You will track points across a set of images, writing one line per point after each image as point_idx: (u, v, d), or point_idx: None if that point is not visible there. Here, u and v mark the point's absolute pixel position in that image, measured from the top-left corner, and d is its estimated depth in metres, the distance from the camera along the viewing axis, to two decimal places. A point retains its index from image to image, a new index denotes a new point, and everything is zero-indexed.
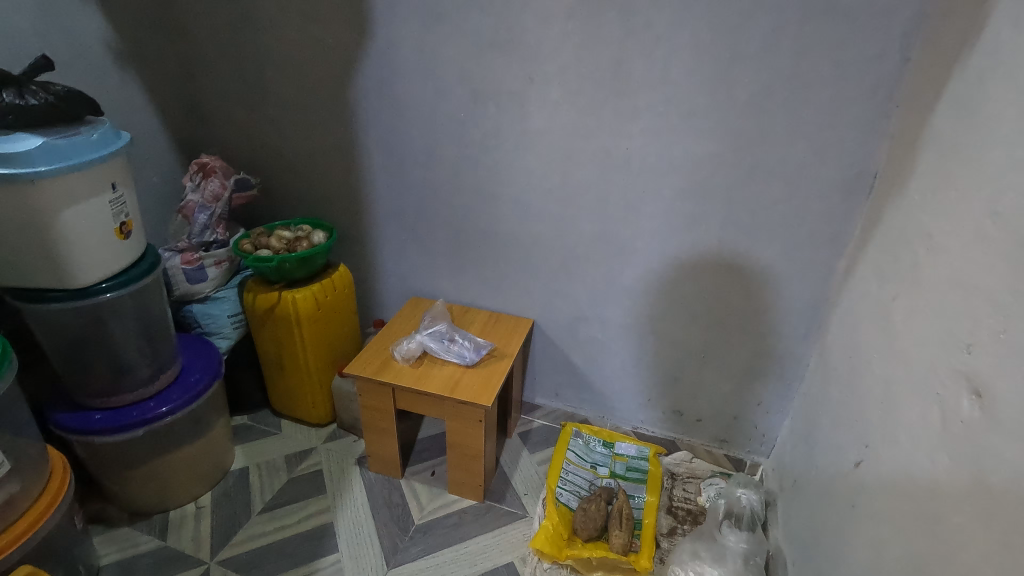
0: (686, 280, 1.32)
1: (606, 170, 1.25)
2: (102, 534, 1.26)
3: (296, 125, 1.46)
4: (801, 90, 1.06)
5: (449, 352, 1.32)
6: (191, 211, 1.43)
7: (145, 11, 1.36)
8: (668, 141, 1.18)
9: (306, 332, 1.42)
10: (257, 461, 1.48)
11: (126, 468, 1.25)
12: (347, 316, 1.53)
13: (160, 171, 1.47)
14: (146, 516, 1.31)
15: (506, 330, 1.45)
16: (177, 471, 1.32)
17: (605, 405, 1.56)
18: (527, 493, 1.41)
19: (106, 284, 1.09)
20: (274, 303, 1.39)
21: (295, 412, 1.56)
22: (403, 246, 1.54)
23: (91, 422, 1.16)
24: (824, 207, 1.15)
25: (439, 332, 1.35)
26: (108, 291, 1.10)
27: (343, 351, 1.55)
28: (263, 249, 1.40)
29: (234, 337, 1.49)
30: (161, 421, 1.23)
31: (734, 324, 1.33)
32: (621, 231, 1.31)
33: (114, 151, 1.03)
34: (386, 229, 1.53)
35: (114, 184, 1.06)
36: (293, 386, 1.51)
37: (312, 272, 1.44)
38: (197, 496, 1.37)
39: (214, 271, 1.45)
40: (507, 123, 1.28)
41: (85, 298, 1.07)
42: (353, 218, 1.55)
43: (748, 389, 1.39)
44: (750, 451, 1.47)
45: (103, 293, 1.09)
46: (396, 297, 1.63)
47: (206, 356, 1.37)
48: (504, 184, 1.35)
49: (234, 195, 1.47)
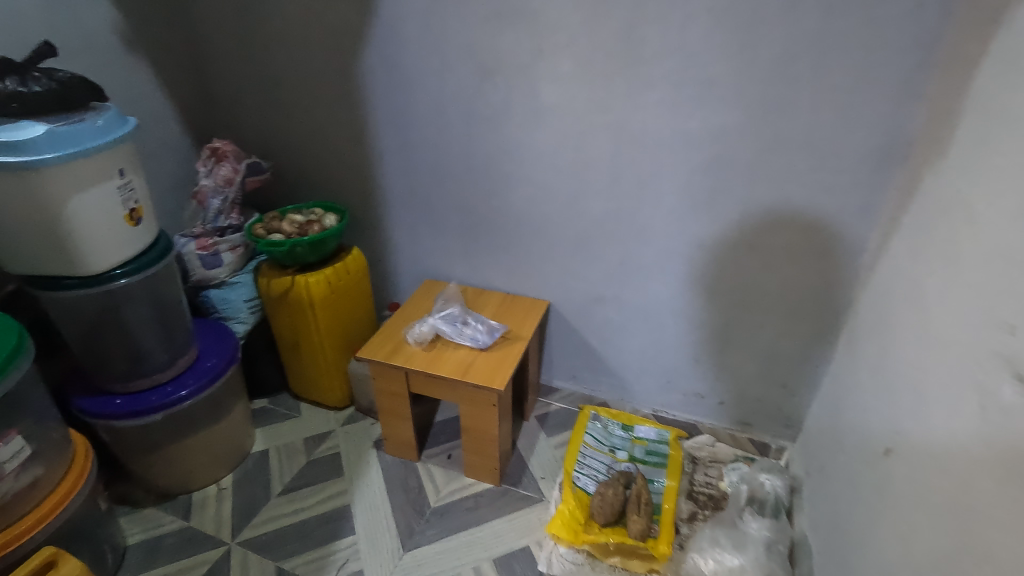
0: (706, 259, 1.26)
1: (620, 145, 1.20)
2: (128, 515, 1.29)
3: (305, 107, 1.44)
4: (830, 52, 0.99)
5: (462, 335, 1.30)
6: (204, 196, 1.43)
7: None
8: (686, 112, 1.12)
9: (320, 316, 1.42)
10: (277, 443, 1.49)
11: (148, 452, 1.28)
12: (361, 300, 1.52)
13: (174, 156, 1.46)
14: (169, 497, 1.34)
15: (521, 312, 1.42)
16: (198, 454, 1.34)
17: (623, 388, 1.53)
18: (544, 477, 1.39)
19: (121, 270, 1.11)
20: (287, 287, 1.39)
21: (313, 395, 1.57)
22: (416, 227, 1.52)
23: (112, 407, 1.19)
24: (854, 179, 1.07)
25: (452, 315, 1.33)
26: (123, 278, 1.11)
27: (358, 335, 1.55)
28: (275, 234, 1.39)
29: (251, 322, 1.49)
30: (178, 406, 1.24)
31: (757, 304, 1.27)
32: (637, 209, 1.26)
33: (119, 137, 1.03)
34: (397, 211, 1.51)
35: (121, 170, 1.05)
36: (310, 370, 1.52)
37: (325, 256, 1.43)
38: (219, 478, 1.39)
39: (230, 256, 1.44)
40: (517, 98, 1.23)
41: (100, 284, 1.09)
42: (364, 200, 1.53)
43: (773, 371, 1.34)
44: (775, 434, 1.42)
45: (118, 279, 1.11)
46: (410, 280, 1.62)
47: (222, 342, 1.38)
48: (516, 162, 1.31)
49: (246, 180, 1.47)
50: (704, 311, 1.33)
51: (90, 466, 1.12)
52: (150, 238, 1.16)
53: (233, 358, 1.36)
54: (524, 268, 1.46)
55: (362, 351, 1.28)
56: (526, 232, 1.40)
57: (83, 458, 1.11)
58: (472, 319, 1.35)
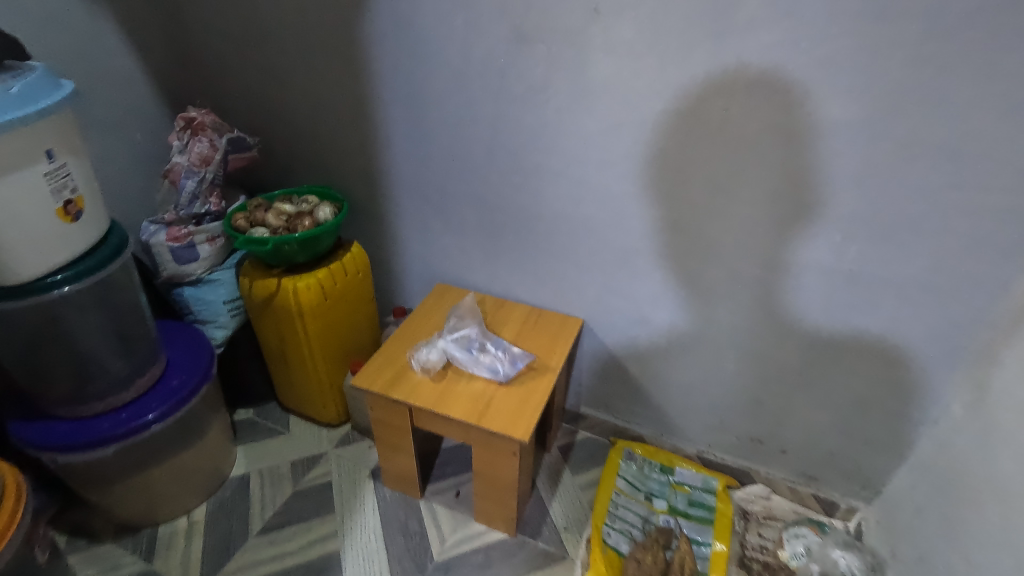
0: (788, 287, 1.01)
1: (691, 139, 0.94)
2: (82, 552, 1.11)
3: (298, 71, 1.18)
4: (1010, 26, 0.71)
5: (478, 364, 1.07)
6: (177, 176, 1.19)
7: None
8: (786, 101, 0.85)
9: (311, 326, 1.20)
10: (259, 467, 1.30)
11: (103, 485, 1.08)
12: (360, 306, 1.29)
13: (143, 126, 1.22)
14: (131, 531, 1.15)
15: (549, 333, 1.18)
16: (164, 484, 1.15)
17: (664, 423, 1.30)
18: (568, 527, 1.18)
19: (60, 276, 0.89)
20: (272, 292, 1.16)
21: (304, 410, 1.37)
22: (428, 222, 1.27)
23: (55, 437, 0.98)
24: (1012, 201, 0.80)
25: (467, 338, 1.10)
26: (64, 285, 0.89)
27: (357, 345, 1.33)
28: (258, 228, 1.15)
29: (232, 326, 1.28)
30: (139, 435, 1.04)
31: (848, 345, 1.02)
32: (704, 220, 1.00)
33: (46, 109, 0.79)
34: (407, 202, 1.26)
35: (49, 151, 0.81)
36: (299, 384, 1.31)
37: (317, 255, 1.19)
38: (190, 508, 1.20)
39: (207, 249, 1.22)
40: (561, 73, 0.96)
41: (34, 293, 0.87)
42: (368, 188, 1.28)
43: (855, 423, 1.09)
44: (846, 493, 1.18)
45: (59, 287, 0.89)
46: (419, 282, 1.38)
47: (194, 353, 1.16)
48: (554, 153, 1.05)
49: (227, 157, 1.23)
50: (776, 347, 1.08)
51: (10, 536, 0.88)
52: (97, 235, 0.94)
53: (207, 374, 1.15)
54: (554, 279, 1.21)
55: (357, 379, 1.06)
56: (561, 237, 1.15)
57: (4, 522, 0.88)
58: (491, 343, 1.11)
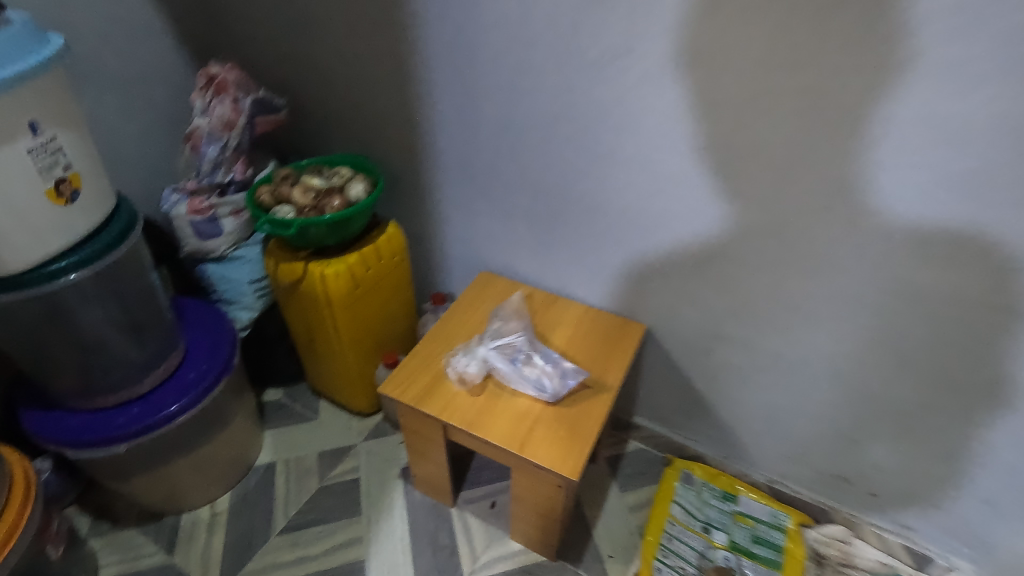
0: (910, 315, 0.81)
1: (809, 127, 0.73)
2: (104, 537, 1.07)
3: (331, 22, 1.02)
4: None
5: (522, 378, 0.92)
6: (198, 141, 1.07)
7: None
8: (953, 83, 0.64)
9: (340, 317, 1.08)
10: (286, 456, 1.22)
11: (121, 477, 1.02)
12: (394, 293, 1.17)
13: (162, 81, 1.10)
14: (153, 518, 1.11)
15: (604, 341, 1.03)
16: (186, 474, 1.09)
17: (729, 445, 1.14)
18: (613, 556, 1.07)
19: (63, 263, 0.79)
20: (298, 277, 1.05)
21: (334, 397, 1.28)
22: (473, 202, 1.12)
23: (65, 431, 0.91)
24: None
25: (512, 346, 0.95)
26: (68, 273, 0.80)
27: (390, 334, 1.21)
28: (283, 205, 1.02)
29: (258, 307, 1.18)
30: (161, 429, 0.95)
31: (980, 390, 0.82)
32: (811, 228, 0.81)
33: (26, 73, 0.66)
34: (450, 179, 1.11)
35: (32, 123, 0.69)
36: (329, 372, 1.21)
37: (348, 237, 1.06)
38: (213, 498, 1.14)
39: (231, 223, 1.11)
40: (646, 35, 0.76)
41: (36, 283, 0.78)
42: (407, 160, 1.13)
43: (972, 478, 0.91)
44: (944, 548, 1.01)
45: (65, 274, 0.80)
46: (461, 267, 1.24)
47: (214, 341, 1.07)
48: (629, 133, 0.86)
49: (253, 120, 1.09)
50: (883, 382, 0.89)
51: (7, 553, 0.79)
52: (98, 220, 0.83)
53: (227, 365, 1.05)
54: (617, 278, 1.04)
55: (387, 386, 0.94)
56: (629, 231, 0.97)
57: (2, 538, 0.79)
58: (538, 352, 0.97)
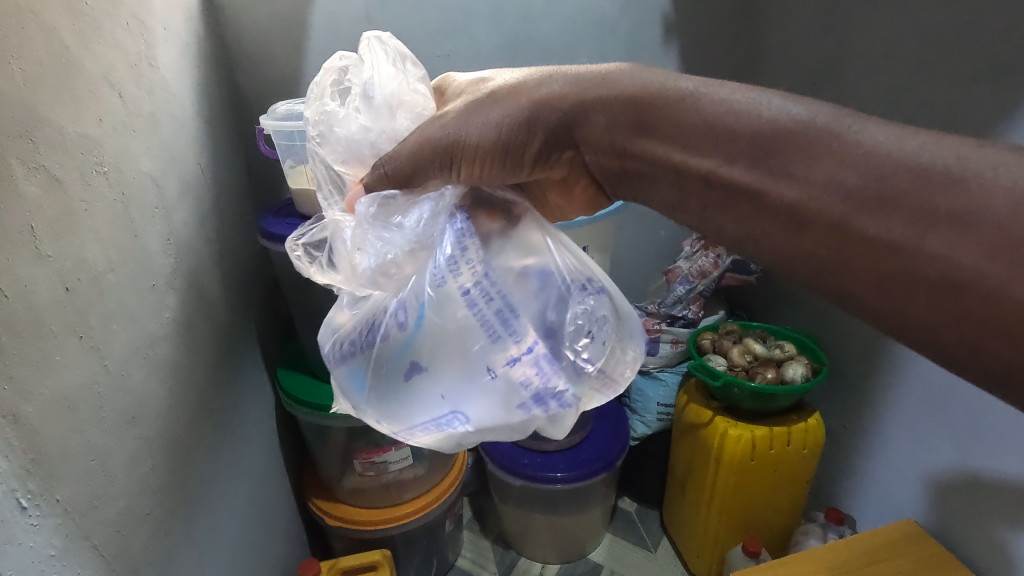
0: None
1: None
2: (472, 534, 1.36)
3: None
4: None
5: (488, 101, 0.47)
6: (674, 278, 1.28)
7: (726, 72, 1.31)
8: None
9: (722, 480, 1.08)
10: (615, 566, 1.27)
11: (501, 497, 1.28)
12: (787, 485, 1.09)
13: (670, 224, 1.38)
14: (505, 545, 1.34)
15: (588, 203, 0.54)
16: (540, 530, 1.26)
17: None
18: None
19: None
20: (702, 422, 1.11)
21: (678, 541, 1.27)
22: (941, 431, 0.96)
23: (493, 449, 1.20)
24: None
25: (379, 352, 0.49)
26: None
27: (764, 522, 1.13)
28: (719, 358, 1.11)
29: (653, 428, 1.29)
30: (553, 486, 1.15)
31: None
32: None
33: (600, 215, 0.97)
34: (914, 397, 0.99)
35: (585, 247, 0.99)
36: (686, 521, 1.21)
37: (766, 408, 1.06)
38: (546, 561, 1.29)
39: (667, 349, 1.24)
40: None
41: None
42: (866, 359, 1.06)
43: None
44: None
45: None
46: (897, 495, 1.07)
47: (612, 436, 1.21)
48: None
49: (727, 275, 1.24)
50: None
51: (428, 509, 1.12)
52: None
53: (610, 465, 1.17)
54: None
55: None
56: None
57: (430, 498, 1.12)
58: (551, 420, 0.46)
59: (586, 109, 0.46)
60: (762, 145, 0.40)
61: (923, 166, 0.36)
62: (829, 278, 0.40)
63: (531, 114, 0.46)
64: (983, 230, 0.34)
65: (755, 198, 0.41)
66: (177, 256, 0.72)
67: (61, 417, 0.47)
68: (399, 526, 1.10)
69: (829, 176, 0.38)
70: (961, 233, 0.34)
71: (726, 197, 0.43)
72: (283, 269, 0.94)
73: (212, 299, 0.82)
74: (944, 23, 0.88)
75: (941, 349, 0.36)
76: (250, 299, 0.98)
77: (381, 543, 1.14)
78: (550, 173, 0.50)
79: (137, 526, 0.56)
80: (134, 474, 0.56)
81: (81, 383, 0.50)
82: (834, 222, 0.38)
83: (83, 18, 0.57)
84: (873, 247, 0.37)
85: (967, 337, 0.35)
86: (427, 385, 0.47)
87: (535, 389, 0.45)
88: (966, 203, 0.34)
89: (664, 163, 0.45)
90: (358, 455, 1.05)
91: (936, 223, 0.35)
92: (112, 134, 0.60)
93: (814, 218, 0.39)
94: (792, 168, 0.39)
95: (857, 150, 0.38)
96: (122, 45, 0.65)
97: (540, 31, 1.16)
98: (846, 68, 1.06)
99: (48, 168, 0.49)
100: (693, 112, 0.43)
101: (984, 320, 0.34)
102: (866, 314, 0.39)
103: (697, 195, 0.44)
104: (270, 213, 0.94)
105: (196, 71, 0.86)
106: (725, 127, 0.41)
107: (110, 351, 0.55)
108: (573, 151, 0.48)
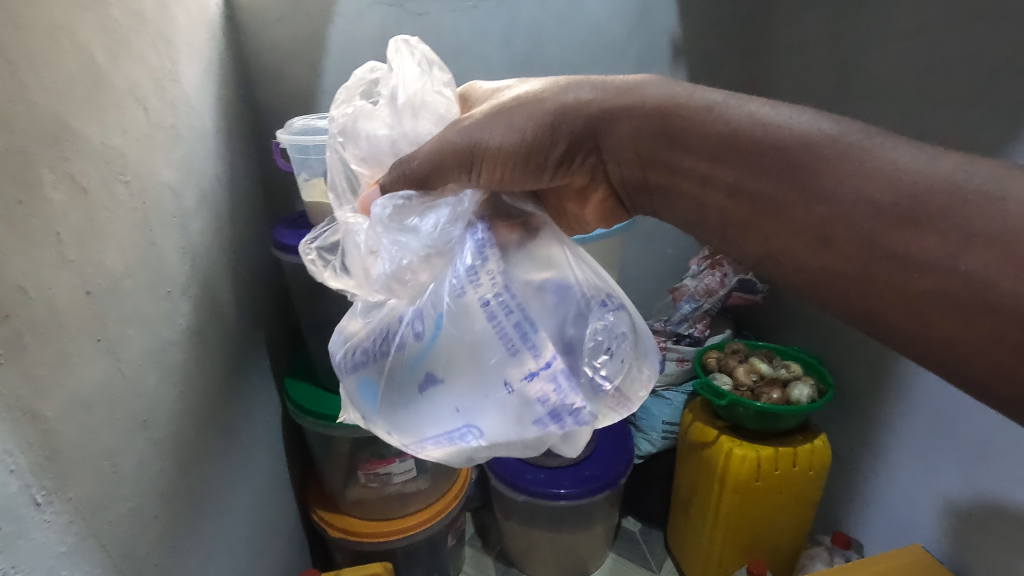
0: None
1: None
2: (474, 550, 1.36)
3: None
4: None
5: (515, 108, 0.48)
6: (680, 296, 1.29)
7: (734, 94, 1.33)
8: None
9: (726, 500, 1.07)
10: None
11: (504, 513, 1.27)
12: (793, 506, 1.08)
13: (677, 243, 1.39)
14: (507, 561, 1.33)
15: (603, 213, 0.56)
16: (543, 548, 1.25)
17: None
18: None
19: None
20: (707, 441, 1.10)
21: (682, 562, 1.25)
22: (948, 454, 0.95)
23: (497, 464, 1.20)
24: None
25: (394, 360, 0.50)
26: None
27: (769, 545, 1.11)
28: (724, 378, 1.11)
29: (658, 446, 1.29)
30: (556, 502, 1.14)
31: None
32: None
33: (607, 232, 0.98)
34: (921, 420, 0.99)
35: None
36: (690, 541, 1.20)
37: (772, 428, 1.05)
38: None
39: (673, 367, 1.24)
40: None
41: None
42: (873, 380, 1.06)
43: None
44: None
45: None
46: (905, 520, 1.06)
47: (616, 453, 1.21)
48: None
49: (734, 294, 1.24)
50: None
51: (430, 523, 1.11)
52: None
53: (613, 483, 1.16)
54: None
55: None
56: None
57: (432, 512, 1.12)
58: (565, 438, 0.47)
59: (612, 115, 0.47)
60: (787, 155, 0.41)
61: (938, 182, 0.37)
62: (856, 299, 0.40)
63: (557, 118, 0.47)
64: (1005, 251, 0.34)
65: (775, 214, 0.42)
66: (193, 264, 0.74)
67: (77, 417, 0.48)
68: (401, 539, 1.10)
69: (850, 193, 0.39)
70: (984, 251, 0.35)
71: (748, 210, 0.44)
72: (294, 279, 0.96)
73: (224, 306, 0.84)
74: (949, 47, 0.89)
75: (963, 368, 0.37)
76: (260, 308, 1.00)
77: (382, 556, 1.14)
78: (571, 180, 0.52)
79: (145, 528, 0.57)
80: (143, 476, 0.57)
81: (97, 385, 0.51)
82: (860, 239, 0.39)
83: (113, 34, 0.60)
84: (895, 264, 0.38)
85: (988, 356, 0.35)
86: (442, 397, 0.48)
87: (552, 405, 0.45)
88: (984, 221, 0.35)
89: (687, 172, 0.46)
90: (361, 467, 1.06)
91: (955, 241, 0.36)
92: (135, 145, 0.62)
93: (833, 236, 0.40)
94: (814, 182, 0.40)
95: (876, 164, 0.39)
96: (148, 60, 0.67)
97: (550, 52, 1.18)
98: (853, 91, 1.07)
99: (74, 176, 0.51)
100: (721, 122, 0.43)
101: (1004, 340, 0.34)
102: (887, 332, 0.39)
103: (718, 205, 0.45)
104: (284, 224, 0.96)
105: (216, 85, 0.89)
106: (748, 138, 0.42)
107: (126, 355, 0.56)
108: (596, 156, 0.50)
